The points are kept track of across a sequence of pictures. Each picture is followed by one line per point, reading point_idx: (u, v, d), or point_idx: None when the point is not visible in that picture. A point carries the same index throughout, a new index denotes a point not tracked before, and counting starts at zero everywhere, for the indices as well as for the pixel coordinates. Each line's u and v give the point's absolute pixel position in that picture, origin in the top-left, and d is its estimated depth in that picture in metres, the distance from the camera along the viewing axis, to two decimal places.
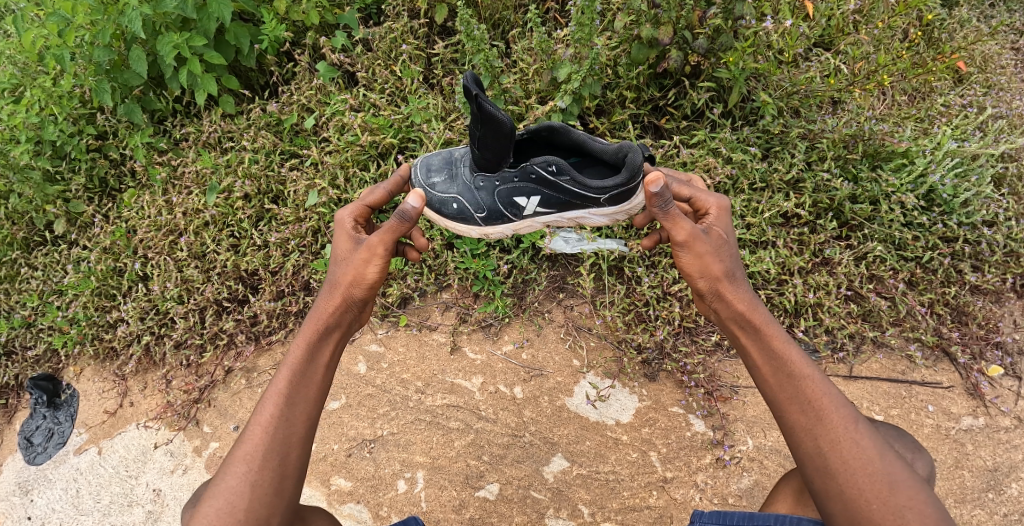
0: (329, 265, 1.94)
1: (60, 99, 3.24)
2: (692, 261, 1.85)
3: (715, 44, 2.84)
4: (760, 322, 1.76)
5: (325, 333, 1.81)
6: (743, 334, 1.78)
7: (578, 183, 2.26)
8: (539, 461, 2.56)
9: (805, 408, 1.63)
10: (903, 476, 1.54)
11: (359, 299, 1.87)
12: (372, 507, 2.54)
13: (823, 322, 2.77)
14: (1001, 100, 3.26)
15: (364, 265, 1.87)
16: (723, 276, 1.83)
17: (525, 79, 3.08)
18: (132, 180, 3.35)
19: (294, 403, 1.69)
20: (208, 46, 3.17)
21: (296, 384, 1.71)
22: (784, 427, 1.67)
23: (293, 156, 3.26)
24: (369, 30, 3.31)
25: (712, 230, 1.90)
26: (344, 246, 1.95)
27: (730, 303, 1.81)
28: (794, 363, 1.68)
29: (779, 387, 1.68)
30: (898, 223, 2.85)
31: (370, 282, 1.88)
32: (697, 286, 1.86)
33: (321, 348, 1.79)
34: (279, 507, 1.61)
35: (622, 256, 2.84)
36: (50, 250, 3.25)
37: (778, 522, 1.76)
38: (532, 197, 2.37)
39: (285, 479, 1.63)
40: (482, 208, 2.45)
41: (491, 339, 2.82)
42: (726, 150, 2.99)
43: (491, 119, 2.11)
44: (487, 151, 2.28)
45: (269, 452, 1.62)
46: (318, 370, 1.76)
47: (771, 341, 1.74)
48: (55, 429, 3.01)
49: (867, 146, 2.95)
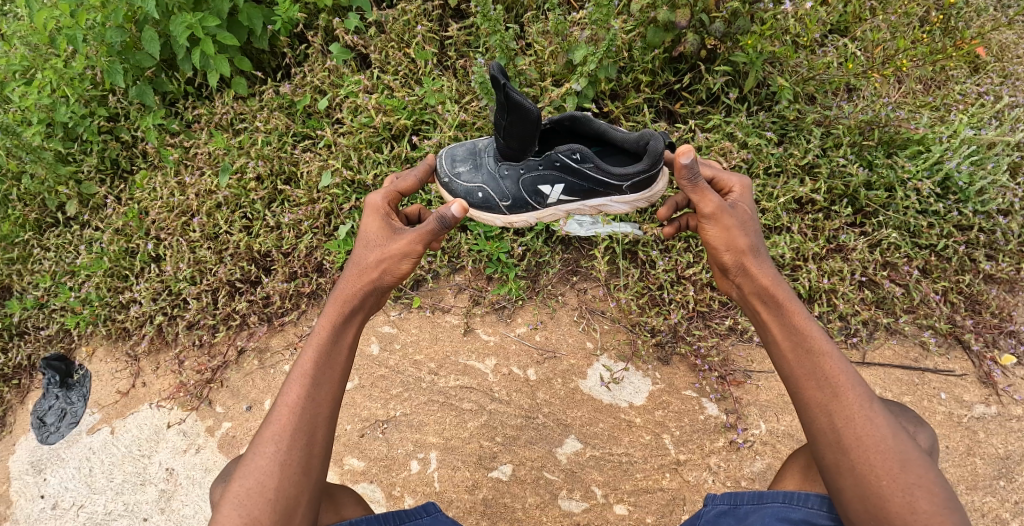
0: (354, 248, 1.92)
1: (71, 81, 3.22)
2: (716, 235, 1.87)
3: (732, 28, 2.81)
4: (782, 297, 1.74)
5: (351, 315, 1.80)
6: (765, 309, 1.77)
7: (602, 170, 2.25)
8: (552, 443, 2.56)
9: (821, 384, 1.62)
10: (914, 454, 1.52)
11: (385, 286, 1.88)
12: (385, 487, 2.55)
13: (837, 308, 2.76)
14: (1018, 89, 3.21)
15: (398, 259, 1.88)
16: (748, 250, 1.83)
17: (540, 62, 3.05)
18: (144, 161, 3.33)
19: (319, 383, 1.69)
20: (220, 27, 3.14)
21: (322, 366, 1.71)
22: (799, 401, 1.66)
23: (306, 138, 3.24)
24: (383, 12, 3.30)
25: (738, 206, 1.92)
26: (374, 232, 1.95)
27: (754, 278, 1.80)
28: (813, 339, 1.66)
29: (798, 363, 1.67)
30: (913, 210, 2.83)
31: (400, 274, 1.90)
32: (723, 260, 1.87)
33: (347, 331, 1.79)
34: (307, 486, 1.61)
35: (637, 240, 2.83)
36: (62, 232, 3.23)
37: (786, 500, 1.76)
38: (556, 185, 2.36)
39: (312, 460, 1.63)
40: (507, 197, 2.45)
41: (505, 321, 2.82)
42: (742, 135, 2.98)
43: (516, 107, 2.10)
44: (512, 140, 2.27)
45: (296, 432, 1.62)
46: (342, 351, 1.76)
47: (791, 316, 1.72)
48: (68, 409, 3.01)
49: (883, 133, 2.92)
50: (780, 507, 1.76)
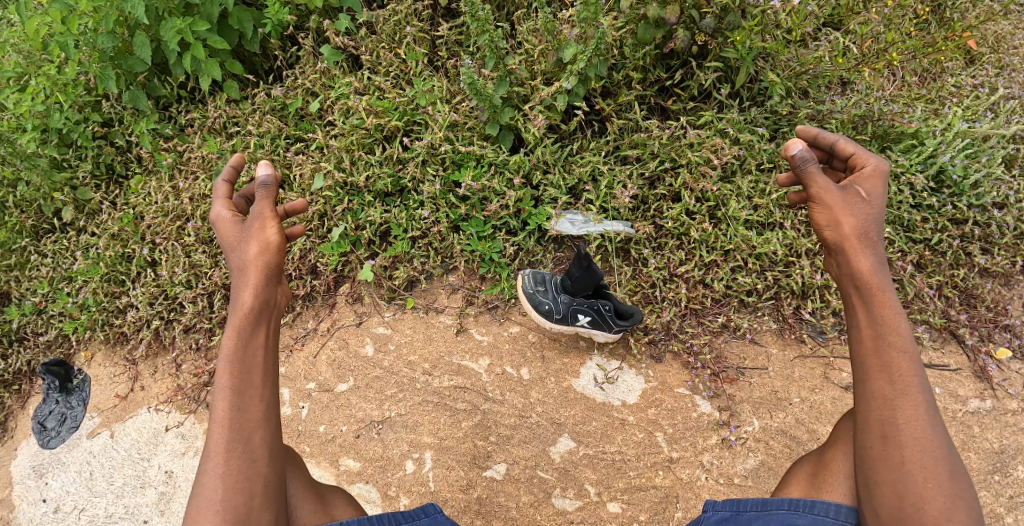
0: (225, 250, 1.70)
1: (64, 87, 3.24)
2: (820, 212, 1.66)
3: (723, 24, 2.78)
4: (879, 288, 1.57)
5: (254, 317, 1.62)
6: (855, 294, 1.61)
7: (603, 310, 2.52)
8: (546, 442, 2.57)
9: (892, 379, 1.53)
10: (962, 469, 1.50)
11: (276, 271, 1.68)
12: (380, 487, 2.57)
13: (830, 304, 2.71)
14: (1014, 80, 3.19)
15: (267, 238, 1.67)
16: (855, 231, 1.62)
17: (531, 60, 3.00)
18: (139, 166, 3.35)
19: (242, 392, 1.56)
20: (211, 31, 3.13)
21: (238, 374, 1.57)
22: (863, 388, 1.58)
23: (298, 141, 3.23)
24: (373, 13, 3.28)
25: (854, 184, 1.67)
26: (233, 229, 1.71)
27: (853, 263, 1.60)
28: (898, 335, 1.54)
29: (875, 353, 1.56)
30: (907, 204, 2.81)
31: (280, 250, 1.68)
32: (824, 237, 1.66)
33: (257, 330, 1.62)
34: (259, 490, 1.53)
35: (629, 238, 2.85)
36: (58, 238, 3.25)
37: (791, 507, 1.73)
38: (583, 315, 2.57)
39: (256, 462, 1.54)
40: (557, 311, 2.63)
41: (498, 321, 2.84)
42: (734, 131, 2.92)
43: (590, 268, 2.46)
44: (578, 274, 2.52)
45: (230, 444, 1.52)
46: (254, 356, 1.60)
47: (881, 308, 1.57)
48: (68, 413, 3.05)
49: (877, 127, 2.94)
50: (786, 515, 1.72)
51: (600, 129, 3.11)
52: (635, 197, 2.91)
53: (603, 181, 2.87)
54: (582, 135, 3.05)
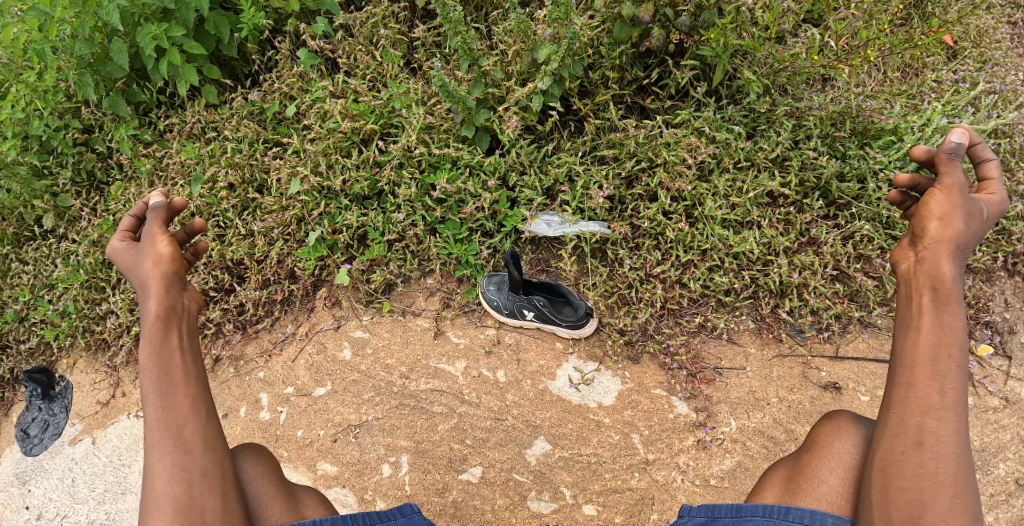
0: (125, 272, 1.74)
1: (44, 94, 3.21)
2: (936, 205, 1.55)
3: (698, 21, 2.75)
4: (954, 300, 1.51)
5: (164, 323, 1.66)
6: (929, 297, 1.54)
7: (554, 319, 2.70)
8: (522, 444, 2.57)
9: (943, 389, 1.48)
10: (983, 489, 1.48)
11: (178, 280, 1.71)
12: (357, 492, 2.56)
13: (808, 302, 2.69)
14: (996, 75, 3.17)
15: (155, 249, 1.70)
16: (955, 239, 1.52)
17: (506, 61, 3.01)
18: (119, 173, 3.35)
19: (164, 392, 1.61)
20: (187, 36, 3.13)
21: (160, 377, 1.62)
22: (907, 392, 1.52)
23: (276, 145, 3.23)
24: (350, 15, 3.27)
25: (983, 203, 1.54)
26: (125, 250, 1.73)
27: (940, 266, 1.53)
28: (957, 348, 1.50)
29: (931, 360, 1.51)
30: (886, 201, 2.78)
31: (172, 257, 1.70)
32: (925, 229, 1.56)
33: (171, 333, 1.66)
34: (198, 478, 1.57)
35: (605, 238, 2.83)
36: (39, 245, 3.26)
37: (767, 514, 1.65)
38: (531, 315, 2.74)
39: (192, 452, 1.58)
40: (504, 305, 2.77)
41: (474, 323, 2.85)
42: (710, 130, 2.90)
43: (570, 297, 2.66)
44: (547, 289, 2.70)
45: (163, 441, 1.58)
46: (172, 357, 1.64)
47: (948, 318, 1.52)
48: (51, 420, 3.06)
49: (856, 123, 2.87)
50: (761, 521, 1.65)
51: (577, 128, 3.11)
52: (612, 197, 2.91)
53: (579, 181, 2.86)
54: (558, 136, 3.04)
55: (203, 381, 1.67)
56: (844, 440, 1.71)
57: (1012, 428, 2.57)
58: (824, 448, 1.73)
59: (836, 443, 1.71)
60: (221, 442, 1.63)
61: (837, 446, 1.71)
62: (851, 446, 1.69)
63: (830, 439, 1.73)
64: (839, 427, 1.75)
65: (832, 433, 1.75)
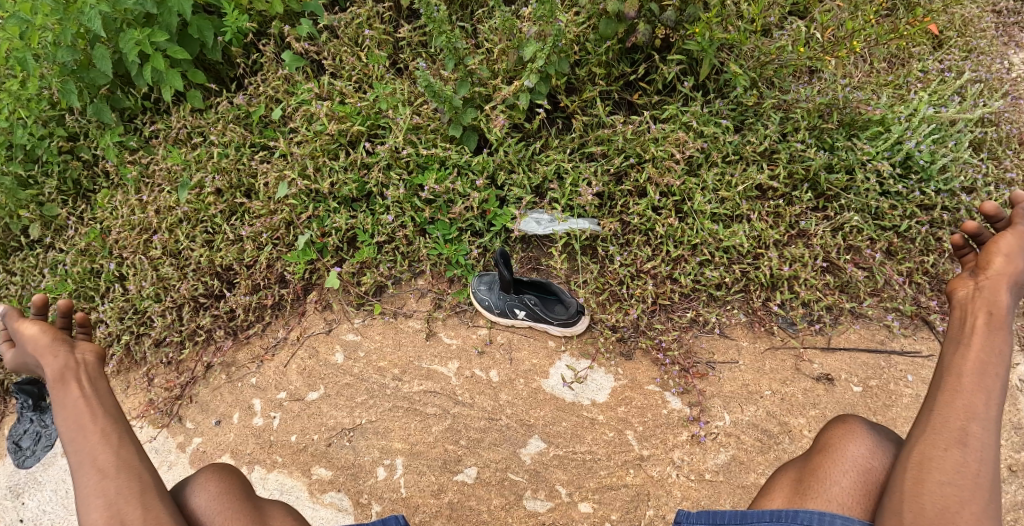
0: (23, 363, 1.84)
1: (27, 102, 3.20)
2: (1004, 243, 1.60)
3: (683, 16, 2.71)
4: (1008, 329, 1.54)
5: (57, 382, 1.73)
6: (985, 321, 1.56)
7: (545, 316, 2.71)
8: (516, 444, 2.56)
9: (988, 400, 1.49)
10: None
11: (62, 340, 1.80)
12: (352, 496, 2.54)
13: (799, 295, 2.69)
14: (981, 64, 3.19)
15: (27, 327, 1.80)
16: (1014, 276, 1.57)
17: (492, 60, 3.00)
18: (106, 180, 3.32)
19: (77, 437, 1.67)
20: (171, 41, 3.11)
21: (70, 425, 1.69)
22: (948, 397, 1.53)
23: (263, 149, 3.22)
24: (334, 17, 3.27)
25: None
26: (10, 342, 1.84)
27: (998, 296, 1.57)
28: (1004, 368, 1.52)
29: (979, 373, 1.52)
30: (874, 192, 2.78)
31: (44, 326, 1.80)
32: (988, 261, 1.60)
33: (68, 386, 1.73)
34: (124, 496, 1.59)
35: (595, 235, 2.85)
36: (26, 255, 3.23)
37: (774, 518, 1.65)
38: (522, 313, 2.74)
39: (110, 478, 1.61)
40: (495, 307, 2.76)
41: (466, 323, 2.85)
42: (698, 124, 2.90)
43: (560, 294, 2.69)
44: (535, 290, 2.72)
45: (84, 478, 1.62)
46: (73, 405, 1.71)
47: (1000, 342, 1.54)
48: (43, 432, 3.04)
49: (843, 115, 2.89)
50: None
51: (564, 125, 3.11)
52: (601, 194, 2.91)
53: (568, 179, 2.86)
54: (546, 133, 3.04)
55: (113, 414, 1.73)
56: (855, 443, 1.70)
57: (1004, 415, 2.57)
58: (835, 451, 1.71)
59: (847, 445, 1.71)
60: (138, 461, 1.67)
61: (849, 449, 1.70)
62: (862, 449, 1.68)
63: (841, 442, 1.72)
64: (849, 431, 1.74)
65: (843, 436, 1.74)
